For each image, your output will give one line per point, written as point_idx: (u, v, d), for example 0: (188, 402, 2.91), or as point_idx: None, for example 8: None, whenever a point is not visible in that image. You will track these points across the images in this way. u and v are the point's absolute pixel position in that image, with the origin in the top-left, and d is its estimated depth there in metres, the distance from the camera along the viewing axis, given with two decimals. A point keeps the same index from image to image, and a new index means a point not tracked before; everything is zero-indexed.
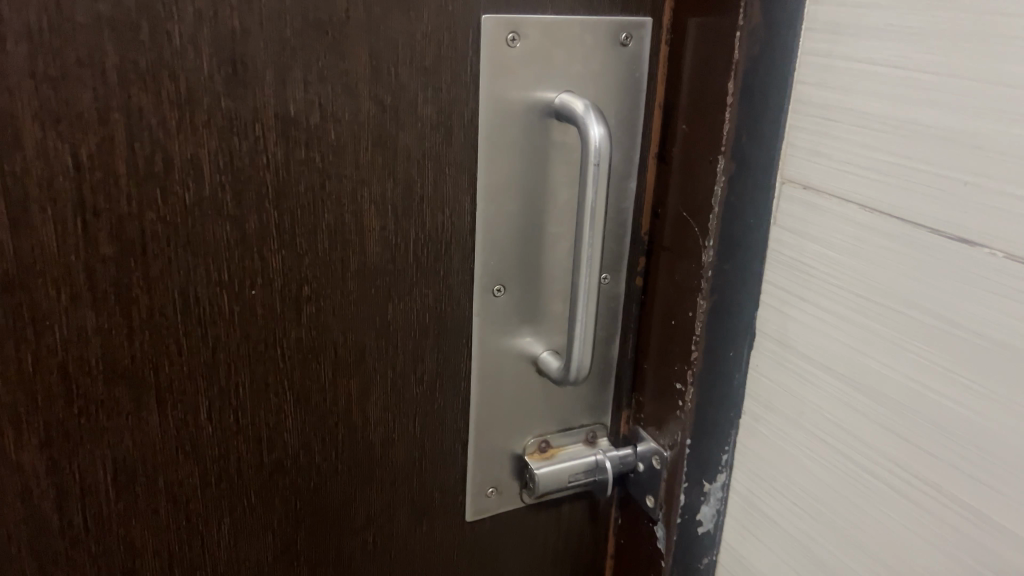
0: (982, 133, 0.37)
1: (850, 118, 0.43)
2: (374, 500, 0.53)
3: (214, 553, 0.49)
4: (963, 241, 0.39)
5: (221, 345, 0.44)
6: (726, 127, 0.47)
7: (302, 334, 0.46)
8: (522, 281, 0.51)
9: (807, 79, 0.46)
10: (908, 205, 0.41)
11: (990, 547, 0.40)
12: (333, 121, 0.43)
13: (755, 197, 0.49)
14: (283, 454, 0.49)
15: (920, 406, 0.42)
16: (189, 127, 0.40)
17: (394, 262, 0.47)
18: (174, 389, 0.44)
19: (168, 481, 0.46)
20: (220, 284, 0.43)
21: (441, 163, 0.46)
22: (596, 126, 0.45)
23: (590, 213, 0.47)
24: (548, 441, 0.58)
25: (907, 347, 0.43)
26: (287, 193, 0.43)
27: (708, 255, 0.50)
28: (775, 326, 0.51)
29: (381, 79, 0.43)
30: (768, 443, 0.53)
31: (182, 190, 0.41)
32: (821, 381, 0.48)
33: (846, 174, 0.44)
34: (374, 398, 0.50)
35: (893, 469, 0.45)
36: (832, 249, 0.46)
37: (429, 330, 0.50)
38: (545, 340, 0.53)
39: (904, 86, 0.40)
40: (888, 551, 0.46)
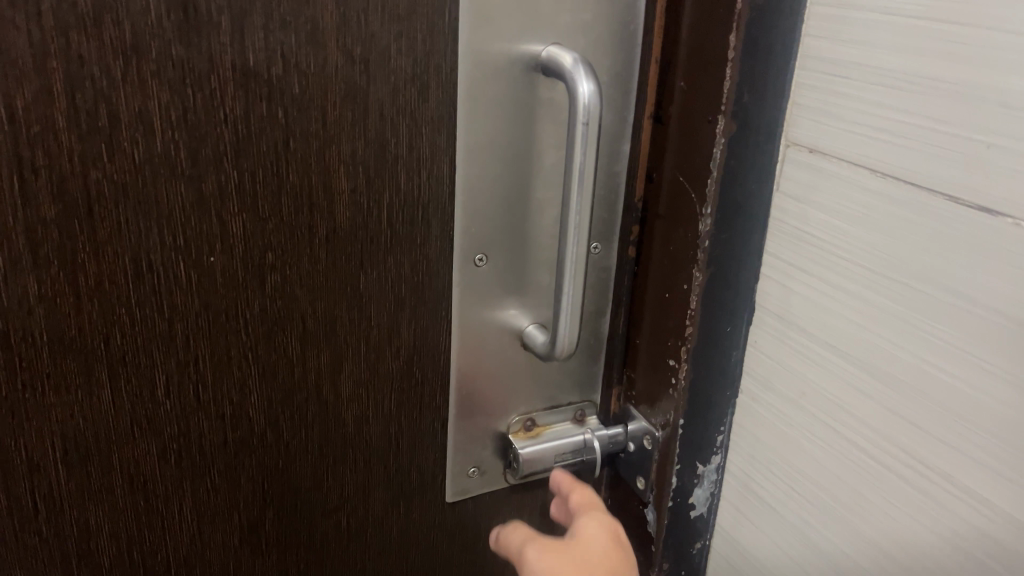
0: (1008, 89, 0.34)
1: (862, 75, 0.40)
2: (348, 481, 0.50)
3: (175, 536, 0.46)
4: (983, 210, 0.35)
5: (180, 316, 0.41)
6: (727, 85, 0.43)
7: (266, 304, 0.43)
8: (507, 250, 0.48)
9: (816, 32, 0.42)
10: (923, 170, 0.38)
11: (1002, 540, 0.37)
12: (296, 72, 0.39)
13: (757, 162, 0.46)
14: (248, 432, 0.46)
15: (931, 388, 0.39)
16: (137, 77, 0.36)
17: (366, 229, 0.44)
18: (127, 362, 0.41)
19: (124, 459, 0.43)
20: (175, 250, 0.40)
21: (417, 121, 0.43)
22: (585, 82, 0.42)
23: (577, 177, 0.43)
24: (534, 420, 0.55)
25: (920, 326, 0.39)
26: (247, 152, 0.40)
27: (705, 224, 0.46)
28: (776, 301, 0.48)
29: (350, 28, 0.39)
30: (767, 424, 0.50)
31: (131, 147, 0.37)
32: (824, 361, 0.45)
33: (856, 137, 0.41)
34: (346, 374, 0.47)
35: (898, 454, 0.42)
36: (839, 218, 0.43)
37: (405, 302, 0.47)
38: (532, 313, 0.50)
39: (924, 38, 0.37)
40: (890, 541, 0.43)
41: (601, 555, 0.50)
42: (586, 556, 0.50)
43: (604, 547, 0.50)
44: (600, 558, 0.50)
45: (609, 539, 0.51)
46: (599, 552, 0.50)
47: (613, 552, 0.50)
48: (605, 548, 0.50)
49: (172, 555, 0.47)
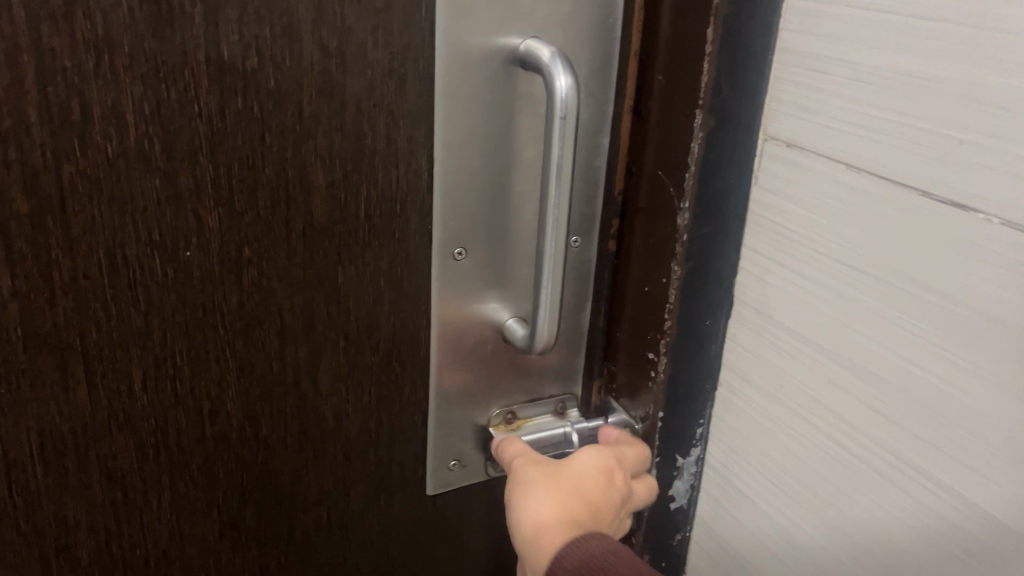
0: (981, 85, 0.34)
1: (840, 70, 0.40)
2: (327, 474, 0.50)
3: (155, 530, 0.46)
4: (955, 206, 0.36)
5: (156, 311, 0.41)
6: (705, 79, 0.43)
7: (244, 300, 0.43)
8: (487, 244, 0.48)
9: (794, 27, 0.42)
10: (899, 165, 0.38)
11: (974, 534, 0.38)
12: (272, 65, 0.39)
13: (735, 156, 0.46)
14: (226, 426, 0.46)
15: (905, 383, 0.40)
16: (109, 72, 0.36)
17: (344, 222, 0.44)
18: (103, 357, 0.41)
19: (102, 455, 0.43)
20: (151, 245, 0.40)
21: (394, 115, 0.43)
22: (562, 76, 0.42)
23: (556, 171, 0.43)
24: (514, 412, 0.55)
25: (895, 321, 0.40)
26: (222, 146, 0.39)
27: (684, 218, 0.46)
28: (754, 295, 0.48)
29: (326, 21, 0.39)
30: (747, 417, 0.51)
31: (104, 141, 0.37)
32: (802, 355, 0.45)
33: (833, 132, 0.41)
34: (325, 368, 0.47)
35: (874, 449, 0.42)
36: (816, 213, 0.43)
37: (384, 296, 0.47)
38: (512, 307, 0.50)
39: (899, 34, 0.37)
40: (865, 534, 0.43)
41: (586, 478, 0.47)
42: (568, 476, 0.47)
43: (593, 471, 0.47)
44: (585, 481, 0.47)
45: (603, 466, 0.48)
46: (586, 477, 0.47)
47: (602, 482, 0.47)
48: (597, 475, 0.48)
49: (152, 550, 0.47)
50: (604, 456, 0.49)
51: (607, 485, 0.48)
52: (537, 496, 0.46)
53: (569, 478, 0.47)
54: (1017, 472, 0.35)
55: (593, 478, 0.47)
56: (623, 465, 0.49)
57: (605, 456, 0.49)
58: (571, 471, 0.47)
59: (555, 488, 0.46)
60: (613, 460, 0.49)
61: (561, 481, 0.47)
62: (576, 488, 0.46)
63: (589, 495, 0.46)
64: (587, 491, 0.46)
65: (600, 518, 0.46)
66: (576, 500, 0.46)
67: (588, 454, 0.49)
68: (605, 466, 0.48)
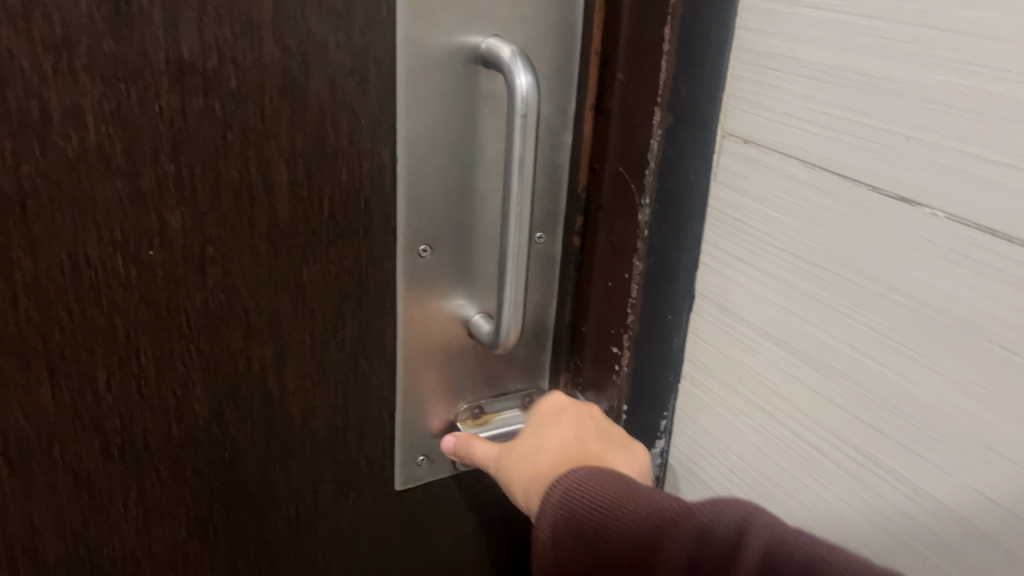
0: (927, 83, 0.35)
1: (794, 68, 0.41)
2: (295, 472, 0.50)
3: (122, 530, 0.47)
4: (903, 200, 0.37)
5: (119, 311, 0.41)
6: (664, 76, 0.44)
7: (209, 297, 0.43)
8: (452, 242, 0.48)
9: (750, 25, 0.43)
10: (848, 161, 0.39)
11: (924, 521, 0.39)
12: (233, 65, 0.39)
13: (694, 153, 0.47)
14: (193, 425, 0.46)
15: (859, 374, 0.41)
16: (68, 72, 0.36)
17: (307, 222, 0.44)
18: (67, 357, 0.41)
19: (67, 455, 0.43)
20: (114, 246, 0.40)
21: (357, 114, 0.43)
22: (523, 74, 0.42)
23: (518, 168, 0.44)
24: (481, 407, 0.55)
25: (848, 314, 0.41)
26: (184, 146, 0.39)
27: (645, 213, 0.47)
28: (714, 289, 0.49)
29: (287, 21, 0.39)
30: (709, 410, 0.52)
31: (64, 142, 0.37)
32: (762, 348, 0.47)
33: (788, 129, 0.42)
34: (291, 367, 0.47)
35: (831, 440, 0.43)
36: (771, 209, 0.44)
37: (349, 295, 0.47)
38: (479, 303, 0.51)
39: (850, 32, 0.37)
40: (823, 522, 0.45)
41: (532, 435, 0.50)
42: (522, 443, 0.50)
43: (537, 426, 0.51)
44: (533, 438, 0.50)
45: (546, 419, 0.51)
46: (549, 439, 0.49)
47: (552, 431, 0.50)
48: (554, 427, 0.50)
49: (119, 550, 0.47)
50: (544, 412, 0.51)
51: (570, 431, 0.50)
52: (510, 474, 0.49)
53: (535, 453, 0.49)
54: (964, 462, 0.36)
55: (555, 433, 0.50)
56: (569, 408, 0.51)
57: (543, 412, 0.51)
58: (533, 442, 0.50)
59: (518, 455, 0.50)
60: (552, 407, 0.52)
61: (531, 457, 0.49)
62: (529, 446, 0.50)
63: (546, 445, 0.49)
64: (548, 444, 0.49)
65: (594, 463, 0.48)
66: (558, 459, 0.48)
67: (533, 421, 0.51)
68: (545, 417, 0.51)
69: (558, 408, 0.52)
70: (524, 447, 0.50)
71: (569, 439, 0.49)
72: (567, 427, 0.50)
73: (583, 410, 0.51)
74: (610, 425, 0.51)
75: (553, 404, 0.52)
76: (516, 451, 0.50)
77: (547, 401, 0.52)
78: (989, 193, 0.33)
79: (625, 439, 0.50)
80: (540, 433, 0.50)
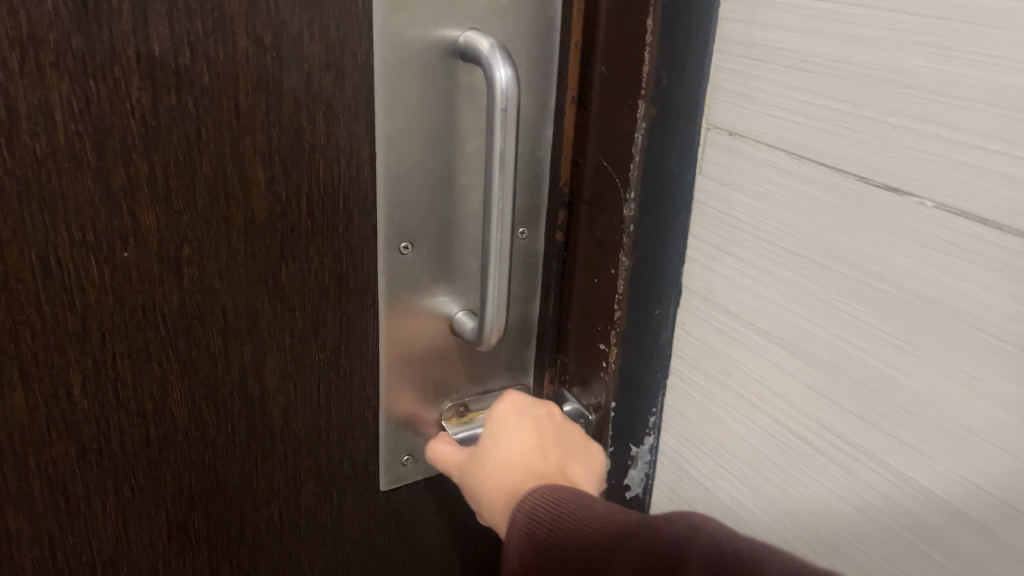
0: (911, 70, 0.34)
1: (777, 58, 0.40)
2: (277, 473, 0.50)
3: (101, 537, 0.46)
4: (889, 188, 0.36)
5: (93, 313, 0.40)
6: (647, 68, 0.43)
7: (185, 299, 0.42)
8: (433, 238, 0.48)
9: (732, 15, 0.43)
10: (833, 151, 0.39)
11: (914, 512, 0.39)
12: (205, 60, 0.38)
13: (677, 145, 0.46)
14: (171, 429, 0.45)
15: (848, 366, 0.40)
16: (35, 70, 0.35)
17: (284, 219, 0.43)
18: (39, 362, 0.40)
19: (42, 462, 0.42)
20: (86, 247, 0.39)
21: (333, 109, 0.42)
22: (502, 67, 0.41)
23: (499, 161, 0.43)
24: (466, 405, 0.55)
25: (834, 304, 0.40)
26: (156, 144, 0.39)
27: (629, 208, 0.47)
28: (700, 282, 0.49)
29: (259, 14, 0.39)
30: (697, 404, 0.52)
31: (32, 141, 0.36)
32: (749, 340, 0.46)
33: (773, 119, 0.41)
34: (271, 366, 0.46)
35: (818, 430, 0.43)
36: (758, 200, 0.43)
37: (329, 294, 0.46)
38: (462, 300, 0.51)
39: (834, 20, 0.37)
40: (812, 514, 0.44)
41: (495, 443, 0.49)
42: (486, 451, 0.49)
43: (499, 433, 0.49)
44: (494, 446, 0.48)
45: (509, 426, 0.49)
46: (511, 452, 0.48)
47: (517, 441, 0.48)
48: (514, 436, 0.49)
49: (97, 556, 0.46)
50: (502, 416, 0.50)
51: (529, 439, 0.48)
52: (477, 486, 0.48)
53: (499, 470, 0.48)
54: (954, 451, 0.36)
55: (515, 445, 0.48)
56: (531, 413, 0.50)
57: (501, 416, 0.50)
58: (495, 453, 0.48)
59: (483, 468, 0.48)
60: (510, 410, 0.50)
61: (496, 476, 0.48)
62: (493, 458, 0.48)
63: (513, 458, 0.48)
64: (514, 457, 0.48)
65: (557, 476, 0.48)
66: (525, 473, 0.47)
67: (491, 428, 0.49)
68: (507, 423, 0.49)
69: (516, 411, 0.50)
70: (487, 462, 0.48)
71: (530, 451, 0.48)
72: (528, 435, 0.49)
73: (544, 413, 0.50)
74: (569, 427, 0.51)
75: (511, 405, 0.50)
76: (482, 462, 0.48)
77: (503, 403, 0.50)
78: (975, 180, 0.33)
79: (583, 439, 0.51)
80: (499, 441, 0.49)
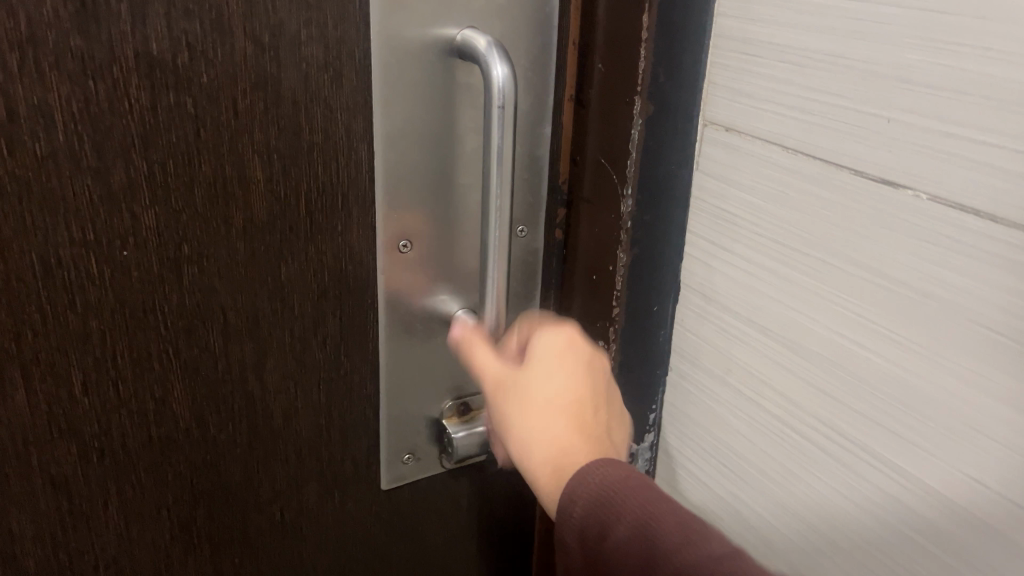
0: (905, 64, 0.34)
1: (772, 53, 0.41)
2: (279, 473, 0.50)
3: (103, 537, 0.46)
4: (883, 182, 0.36)
5: (93, 312, 0.40)
6: (642, 64, 0.44)
7: (185, 299, 0.43)
8: (432, 236, 0.48)
9: (729, 12, 0.43)
10: (829, 146, 0.39)
11: (916, 508, 0.38)
12: (203, 60, 0.38)
13: (673, 142, 0.46)
14: (173, 428, 0.45)
15: (847, 361, 0.40)
16: (34, 70, 0.35)
17: (284, 219, 0.43)
18: (41, 362, 0.40)
19: (44, 462, 0.42)
20: (86, 246, 0.39)
21: (332, 108, 0.42)
22: (499, 65, 0.42)
23: (497, 158, 0.43)
24: (466, 404, 0.55)
25: (833, 299, 0.40)
26: (155, 143, 0.39)
27: (628, 204, 0.47)
28: (699, 279, 0.49)
29: (257, 14, 0.39)
30: (697, 402, 0.52)
31: (32, 141, 0.36)
32: (748, 338, 0.46)
33: (769, 114, 0.41)
34: (272, 365, 0.47)
35: (818, 427, 0.43)
36: (755, 196, 0.44)
37: (329, 293, 0.46)
38: (462, 299, 0.51)
39: (829, 14, 0.37)
40: (812, 510, 0.44)
41: (545, 385, 0.45)
42: (529, 392, 0.45)
43: (550, 377, 0.45)
44: (545, 388, 0.44)
45: (558, 373, 0.45)
46: (557, 395, 0.44)
47: (567, 385, 0.45)
48: (561, 378, 0.45)
49: (100, 556, 0.46)
50: (546, 364, 0.45)
51: (581, 372, 0.45)
52: (519, 432, 0.45)
53: (549, 417, 0.44)
54: (954, 446, 0.36)
55: (562, 388, 0.45)
56: (584, 354, 0.46)
57: (553, 354, 0.46)
58: (540, 397, 0.44)
59: (528, 412, 0.44)
60: (565, 346, 0.46)
61: (545, 424, 0.44)
62: (540, 400, 0.44)
63: (562, 401, 0.44)
64: (563, 401, 0.44)
65: (599, 428, 0.45)
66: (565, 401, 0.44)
67: (539, 345, 0.47)
68: (560, 375, 0.45)
69: (573, 349, 0.46)
70: (531, 404, 0.44)
71: (575, 386, 0.45)
72: (574, 379, 0.45)
73: (589, 364, 0.46)
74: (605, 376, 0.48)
75: (567, 339, 0.46)
76: (525, 405, 0.44)
77: (558, 333, 0.47)
78: (970, 173, 0.33)
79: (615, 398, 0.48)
80: (546, 386, 0.45)
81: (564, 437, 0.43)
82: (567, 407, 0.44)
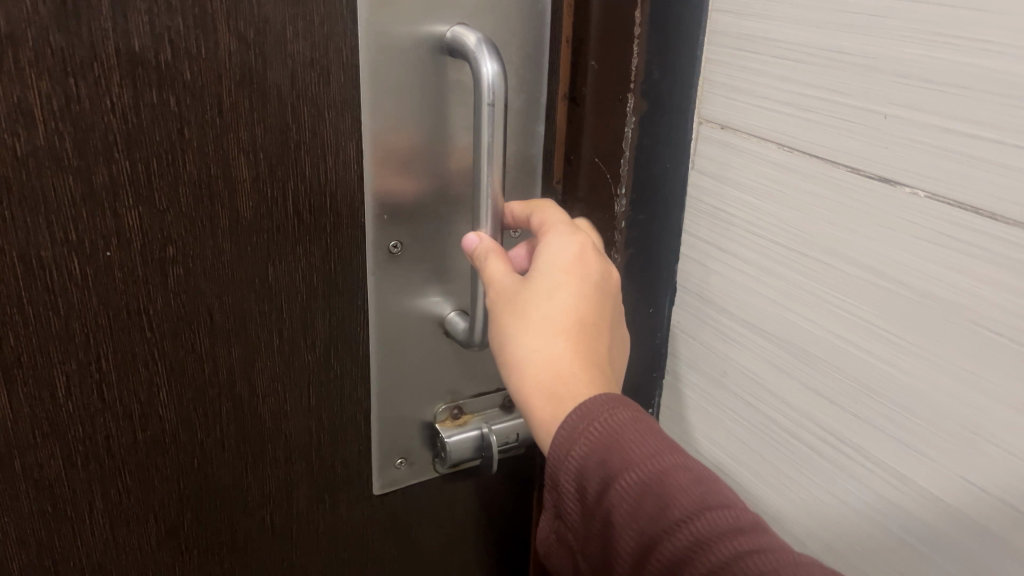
0: (903, 58, 0.33)
1: (768, 49, 0.40)
2: (268, 477, 0.49)
3: (87, 542, 0.45)
4: (881, 180, 0.35)
5: (76, 314, 0.40)
6: (636, 61, 0.43)
7: (170, 300, 0.42)
8: (421, 236, 0.47)
9: (724, 7, 0.42)
10: (827, 144, 0.38)
11: (917, 514, 0.37)
12: (186, 56, 0.38)
13: (668, 140, 0.46)
14: (159, 431, 0.44)
15: (846, 363, 0.39)
16: (14, 67, 0.35)
17: (271, 219, 0.43)
18: (23, 364, 0.39)
19: (27, 465, 0.42)
20: (66, 246, 0.38)
21: (319, 107, 0.42)
22: (489, 62, 0.40)
23: (487, 156, 0.42)
24: (460, 408, 0.54)
25: (830, 300, 0.39)
26: (137, 141, 0.38)
27: (622, 204, 0.47)
28: (696, 281, 0.48)
29: (242, 10, 0.38)
30: (695, 405, 0.51)
31: (11, 140, 0.36)
32: (746, 339, 0.45)
33: (766, 112, 0.40)
34: (260, 368, 0.46)
35: (816, 430, 0.42)
36: (753, 196, 0.43)
37: (319, 294, 0.46)
38: (454, 301, 0.50)
39: (826, 8, 0.36)
40: (811, 514, 0.43)
41: (545, 301, 0.40)
42: (528, 308, 0.40)
43: (551, 296, 0.40)
44: (544, 305, 0.40)
45: (562, 292, 0.40)
46: (559, 314, 0.40)
47: (569, 304, 0.40)
48: (564, 297, 0.40)
49: (86, 560, 0.46)
50: (551, 285, 0.41)
51: (585, 292, 0.41)
52: (514, 350, 0.40)
53: (548, 336, 0.40)
54: (956, 449, 0.35)
55: (564, 308, 0.40)
56: (592, 270, 0.41)
57: (562, 267, 0.41)
58: (539, 314, 0.40)
59: (526, 329, 0.40)
60: (577, 255, 0.42)
61: (544, 344, 0.40)
62: (540, 315, 0.40)
63: (563, 323, 0.40)
64: (565, 323, 0.40)
65: (601, 355, 0.40)
66: (568, 324, 0.40)
67: (546, 258, 0.42)
68: (564, 295, 0.40)
69: (585, 263, 0.42)
70: (530, 322, 0.40)
71: (579, 305, 0.40)
72: (579, 298, 0.40)
73: (595, 283, 0.41)
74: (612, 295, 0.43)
75: (576, 250, 0.42)
76: (523, 320, 0.40)
77: (566, 243, 0.42)
78: (970, 170, 0.32)
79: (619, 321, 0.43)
80: (547, 302, 0.40)
81: (565, 366, 0.39)
82: (569, 327, 0.40)
